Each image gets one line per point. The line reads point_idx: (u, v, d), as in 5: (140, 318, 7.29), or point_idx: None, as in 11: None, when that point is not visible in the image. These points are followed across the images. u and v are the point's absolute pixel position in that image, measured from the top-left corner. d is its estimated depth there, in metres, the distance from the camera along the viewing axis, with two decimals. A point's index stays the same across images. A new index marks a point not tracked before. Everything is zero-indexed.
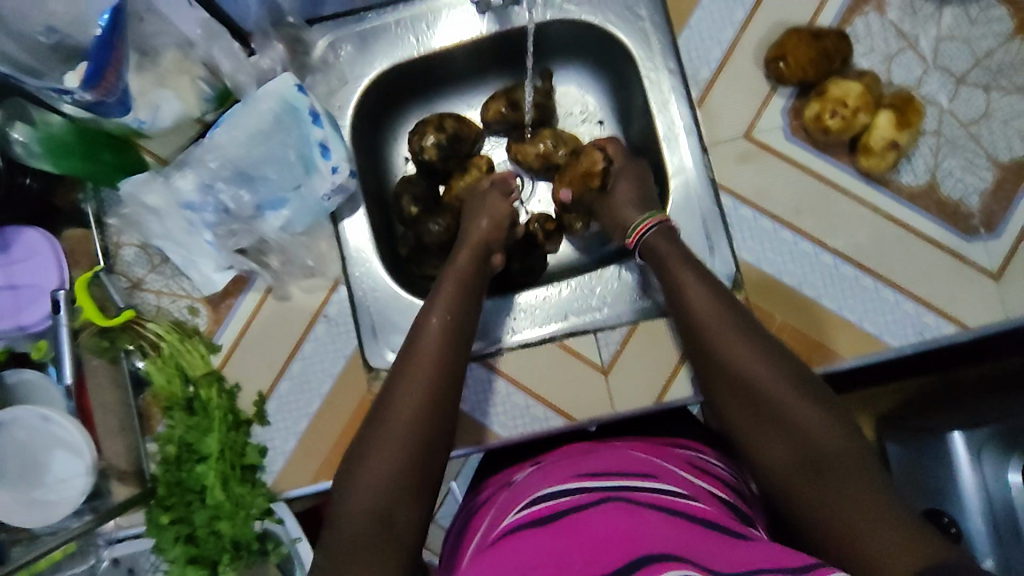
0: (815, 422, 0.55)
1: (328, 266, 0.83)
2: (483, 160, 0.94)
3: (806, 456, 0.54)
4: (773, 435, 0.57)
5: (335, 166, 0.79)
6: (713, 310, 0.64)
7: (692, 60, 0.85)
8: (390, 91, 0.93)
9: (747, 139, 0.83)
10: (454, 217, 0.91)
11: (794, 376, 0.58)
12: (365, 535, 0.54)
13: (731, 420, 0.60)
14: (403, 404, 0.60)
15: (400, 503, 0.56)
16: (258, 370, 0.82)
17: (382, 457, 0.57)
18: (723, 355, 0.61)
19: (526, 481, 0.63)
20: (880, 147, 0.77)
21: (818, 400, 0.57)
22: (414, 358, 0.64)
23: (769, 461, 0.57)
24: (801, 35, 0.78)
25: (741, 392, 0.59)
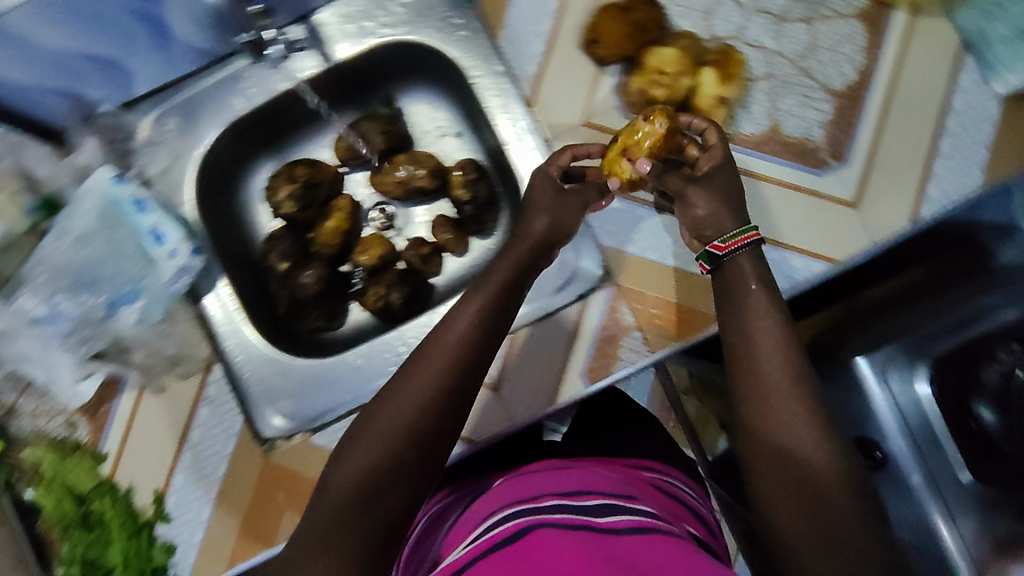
0: (848, 507, 0.48)
1: (196, 350, 0.82)
2: (342, 201, 0.91)
3: (836, 548, 0.46)
4: (806, 516, 0.48)
5: (173, 248, 0.78)
6: (767, 316, 0.56)
7: (517, 57, 0.84)
8: (231, 152, 0.89)
9: (585, 125, 0.83)
10: (325, 265, 0.90)
11: (835, 446, 0.50)
12: (334, 514, 0.48)
13: (758, 485, 0.51)
14: (412, 390, 0.52)
15: (379, 497, 0.49)
16: (150, 469, 0.80)
17: (370, 441, 0.50)
18: (771, 386, 0.52)
19: (488, 498, 0.60)
20: (710, 105, 0.76)
21: (858, 490, 0.49)
22: (435, 350, 0.54)
23: (791, 546, 0.48)
24: (611, 13, 0.77)
25: (783, 455, 0.50)
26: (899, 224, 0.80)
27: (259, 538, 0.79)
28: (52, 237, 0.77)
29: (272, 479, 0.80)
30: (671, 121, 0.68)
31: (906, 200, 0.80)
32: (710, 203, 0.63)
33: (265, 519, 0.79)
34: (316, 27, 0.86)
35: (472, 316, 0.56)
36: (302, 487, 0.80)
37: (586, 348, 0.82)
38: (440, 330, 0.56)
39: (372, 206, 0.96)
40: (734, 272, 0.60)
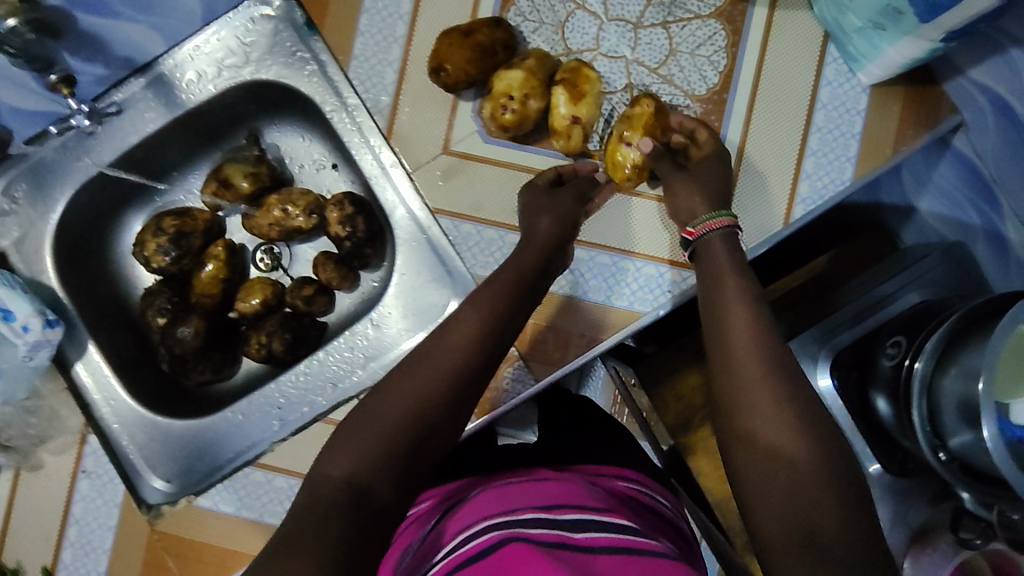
0: (829, 508, 0.47)
1: (69, 422, 0.80)
2: (218, 248, 0.87)
3: (807, 535, 0.47)
4: (783, 499, 0.48)
5: (25, 324, 0.75)
6: (738, 304, 0.58)
7: (371, 88, 0.81)
8: (93, 209, 0.86)
9: (446, 153, 0.81)
10: (204, 318, 0.85)
11: (822, 446, 0.50)
12: (332, 501, 0.48)
13: (739, 472, 0.52)
14: (411, 391, 0.55)
15: (372, 492, 0.50)
16: (37, 545, 0.79)
17: (371, 433, 0.53)
18: (747, 381, 0.53)
19: (468, 507, 0.60)
20: (565, 126, 0.75)
21: (844, 485, 0.48)
22: (436, 357, 0.58)
23: (768, 534, 0.49)
24: (453, 38, 0.75)
25: (759, 441, 0.51)
26: (772, 229, 0.77)
27: None
28: None
29: (160, 545, 0.78)
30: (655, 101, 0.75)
31: (779, 203, 0.77)
32: (689, 188, 0.71)
33: None
34: (159, 76, 0.82)
35: (473, 326, 0.61)
36: (191, 550, 0.78)
37: None
38: (440, 342, 0.59)
39: (257, 248, 0.94)
40: (707, 258, 0.65)
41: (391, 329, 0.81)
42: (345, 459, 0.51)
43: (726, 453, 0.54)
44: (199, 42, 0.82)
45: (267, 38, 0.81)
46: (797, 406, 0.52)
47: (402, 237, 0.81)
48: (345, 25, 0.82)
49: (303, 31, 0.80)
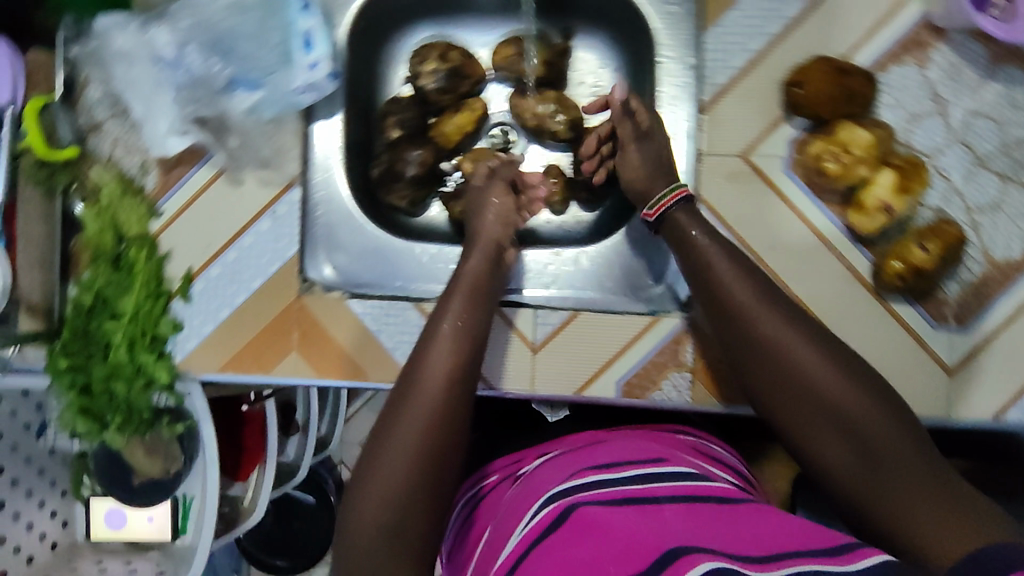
0: (877, 425, 0.57)
1: (286, 165, 0.80)
2: (478, 104, 0.90)
3: (862, 446, 0.57)
4: (827, 432, 0.59)
5: (315, 62, 0.74)
6: (755, 310, 0.64)
7: (714, 62, 0.78)
8: (401, 3, 0.88)
9: (742, 158, 0.78)
10: (434, 153, 0.89)
11: (849, 372, 0.60)
12: (375, 541, 0.59)
13: (778, 417, 0.63)
14: (410, 415, 0.62)
15: (404, 529, 0.59)
16: (194, 248, 0.81)
17: (389, 468, 0.60)
18: (767, 345, 0.63)
19: (537, 479, 0.69)
20: (873, 207, 0.73)
21: (880, 398, 0.59)
22: (421, 386, 0.63)
23: (827, 457, 0.60)
24: (828, 66, 0.73)
25: (792, 389, 0.61)
26: (978, 416, 0.77)
27: (259, 363, 0.81)
28: None
29: (296, 316, 0.81)
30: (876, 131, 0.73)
31: (1000, 398, 0.76)
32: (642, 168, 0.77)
33: (272, 347, 0.81)
34: None
35: (448, 336, 0.66)
36: (318, 338, 0.81)
37: (632, 363, 0.79)
38: (420, 356, 0.66)
39: (493, 124, 0.95)
40: (675, 230, 0.73)
41: (593, 274, 0.84)
42: (369, 506, 0.59)
43: (766, 406, 0.64)
44: None
45: None
46: (815, 340, 0.62)
47: None
48: None
49: None
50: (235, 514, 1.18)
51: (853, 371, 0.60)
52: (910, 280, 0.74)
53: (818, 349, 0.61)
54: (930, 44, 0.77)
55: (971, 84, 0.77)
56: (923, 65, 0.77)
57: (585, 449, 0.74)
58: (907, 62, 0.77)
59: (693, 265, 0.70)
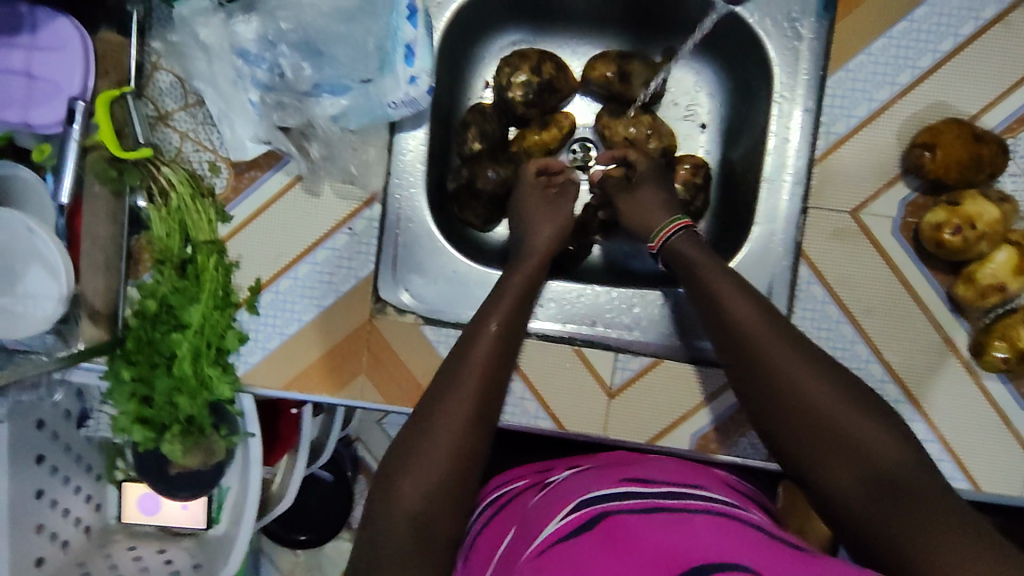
0: (890, 456, 0.55)
1: (370, 179, 0.76)
2: (566, 121, 0.85)
3: (879, 479, 0.54)
4: (841, 464, 0.56)
5: (414, 75, 0.68)
6: (771, 340, 0.61)
7: (833, 108, 0.73)
8: (497, 6, 0.81)
9: (852, 215, 0.74)
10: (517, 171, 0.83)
11: (857, 404, 0.58)
12: (403, 537, 0.54)
13: (787, 450, 0.60)
14: (449, 412, 0.59)
15: (435, 522, 0.56)
16: (264, 257, 0.77)
17: (425, 462, 0.57)
18: (775, 371, 0.60)
19: (563, 488, 0.66)
20: (985, 284, 0.70)
21: (893, 431, 0.57)
22: (463, 372, 0.62)
23: (841, 493, 0.56)
24: (961, 131, 0.68)
25: (802, 420, 0.58)
26: None
27: (323, 384, 0.78)
28: None
29: (367, 338, 0.78)
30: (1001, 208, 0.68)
31: None
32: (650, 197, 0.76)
33: (339, 369, 0.78)
34: None
35: (493, 336, 0.65)
36: (388, 363, 0.78)
37: (711, 416, 0.77)
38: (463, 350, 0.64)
39: (573, 139, 0.90)
40: (676, 259, 0.71)
41: (659, 324, 0.79)
42: (407, 494, 0.56)
43: (774, 440, 0.61)
44: None
45: None
46: (828, 372, 0.60)
47: (748, 250, 0.77)
48: (861, 33, 0.72)
49: (814, 6, 0.74)
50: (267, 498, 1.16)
51: (864, 404, 0.58)
52: (1012, 362, 0.71)
53: (831, 381, 0.59)
54: None
55: None
56: None
57: (616, 466, 0.70)
58: None
59: (700, 286, 0.67)
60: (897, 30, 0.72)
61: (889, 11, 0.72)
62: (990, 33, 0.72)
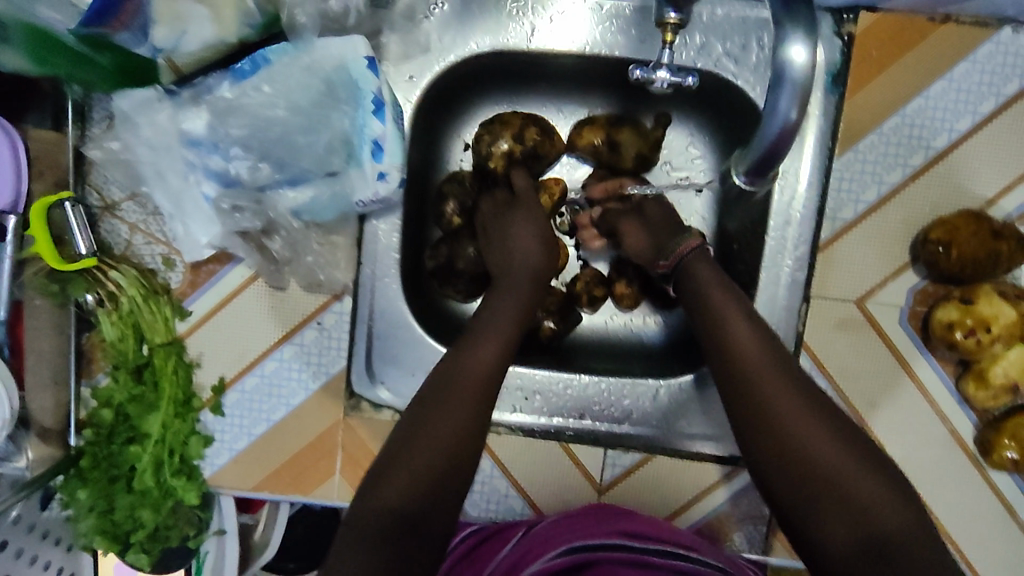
0: (886, 512, 0.51)
1: (338, 276, 0.70)
2: (556, 186, 0.79)
3: (872, 536, 0.51)
4: (833, 516, 0.52)
5: (384, 171, 0.62)
6: (769, 372, 0.58)
7: (838, 193, 0.68)
8: (474, 74, 0.74)
9: (858, 305, 0.69)
10: None
11: (856, 451, 0.54)
12: (385, 534, 0.53)
13: (776, 495, 0.56)
14: (435, 432, 0.58)
15: (417, 527, 0.55)
16: (227, 356, 0.72)
17: (407, 474, 0.56)
18: (773, 406, 0.56)
19: (549, 530, 0.68)
20: (997, 384, 0.66)
21: (894, 486, 0.53)
22: (457, 389, 0.60)
23: (829, 547, 0.52)
24: (979, 226, 0.63)
25: (796, 463, 0.54)
26: None
27: (295, 484, 0.74)
28: (256, 78, 0.61)
29: (340, 436, 0.73)
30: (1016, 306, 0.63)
31: None
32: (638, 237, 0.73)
33: (312, 469, 0.74)
34: (649, 6, 0.68)
35: (496, 347, 0.63)
36: (364, 461, 0.73)
37: (704, 513, 0.74)
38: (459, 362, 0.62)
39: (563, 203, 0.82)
40: (693, 286, 0.64)
41: (655, 414, 0.74)
42: (393, 493, 0.55)
43: (762, 481, 0.56)
44: (716, 4, 0.67)
45: None
46: (827, 411, 0.56)
47: None
48: (869, 114, 0.67)
49: (823, 78, 0.67)
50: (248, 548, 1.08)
51: (861, 451, 0.55)
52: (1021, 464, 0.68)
53: (828, 424, 0.56)
54: None
55: None
56: None
57: (605, 510, 0.71)
58: None
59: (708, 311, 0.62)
60: (911, 108, 0.66)
61: (900, 90, 0.66)
62: (1009, 110, 0.66)
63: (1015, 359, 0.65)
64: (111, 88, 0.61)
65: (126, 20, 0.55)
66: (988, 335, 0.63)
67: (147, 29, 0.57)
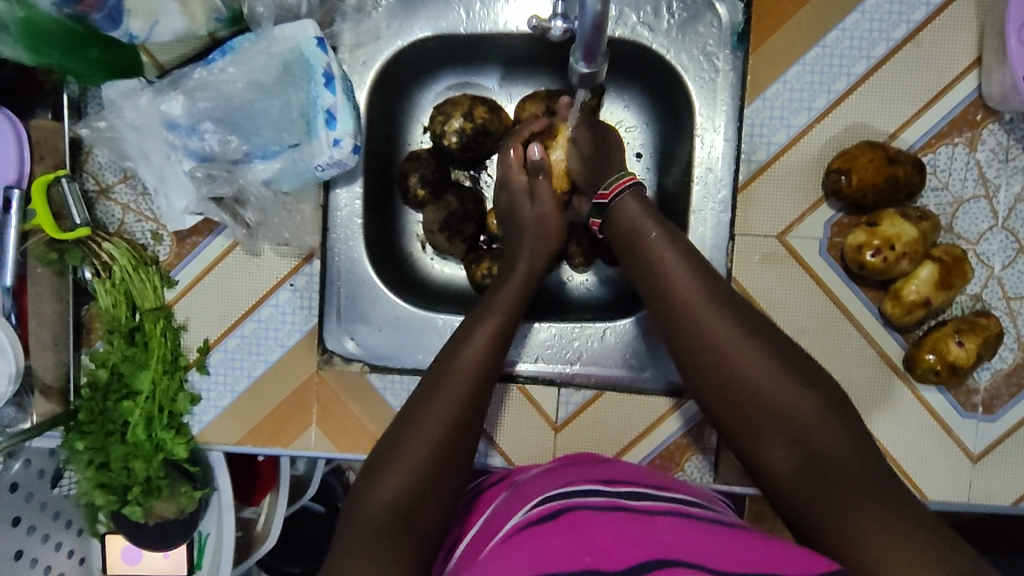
0: (825, 432, 0.54)
1: (304, 238, 0.78)
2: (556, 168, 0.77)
3: (812, 452, 0.54)
4: (778, 445, 0.56)
5: (338, 138, 0.72)
6: (707, 318, 0.59)
7: (753, 136, 0.75)
8: (423, 59, 0.83)
9: (779, 239, 0.75)
10: (461, 203, 0.82)
11: (798, 379, 0.56)
12: (383, 526, 0.55)
13: (726, 426, 0.59)
14: (428, 424, 0.60)
15: (416, 514, 0.56)
16: (210, 319, 0.79)
17: (406, 464, 0.57)
18: (712, 343, 0.58)
19: (526, 485, 0.62)
20: (911, 300, 0.71)
21: (835, 411, 0.56)
22: (446, 384, 0.62)
23: (772, 467, 0.56)
24: (876, 154, 0.70)
25: (737, 393, 0.57)
26: (999, 501, 0.77)
27: (275, 437, 0.80)
28: (222, 62, 0.71)
29: (315, 390, 0.79)
30: (918, 226, 0.70)
31: (1017, 487, 0.77)
32: None
33: (289, 423, 0.79)
34: None
35: (482, 339, 0.65)
36: (338, 413, 0.79)
37: (656, 443, 0.79)
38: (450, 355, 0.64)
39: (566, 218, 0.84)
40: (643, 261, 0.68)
41: (605, 353, 0.81)
42: (389, 484, 0.57)
43: (713, 414, 0.60)
44: None
45: (688, 16, 0.76)
46: (772, 348, 0.58)
47: None
48: (772, 65, 0.73)
49: (729, 38, 0.76)
50: (250, 539, 1.06)
51: (804, 378, 0.57)
52: (944, 375, 0.72)
53: (773, 360, 0.57)
54: (981, 123, 0.73)
55: (1020, 167, 0.73)
56: (973, 146, 0.73)
57: (581, 461, 0.67)
58: (957, 142, 0.73)
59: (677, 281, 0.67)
60: (810, 57, 0.73)
61: (799, 41, 0.73)
62: (901, 53, 0.73)
63: (928, 277, 0.71)
64: (101, 79, 0.72)
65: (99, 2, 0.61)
66: (894, 253, 0.69)
67: (122, 17, 0.64)
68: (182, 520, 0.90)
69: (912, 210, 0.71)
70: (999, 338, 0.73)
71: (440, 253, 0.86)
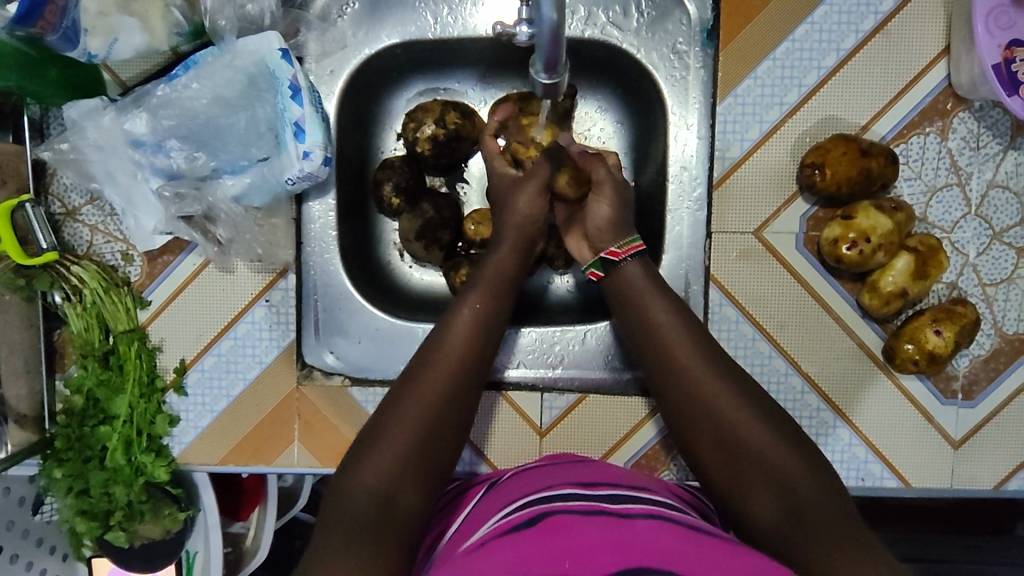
0: (805, 484, 0.55)
1: (278, 253, 0.76)
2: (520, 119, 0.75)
3: (793, 504, 0.54)
4: (761, 494, 0.56)
5: (307, 150, 0.71)
6: (700, 367, 0.61)
7: (726, 133, 0.74)
8: (392, 66, 0.81)
9: (756, 235, 0.75)
10: (437, 210, 0.80)
11: (778, 430, 0.58)
12: (364, 515, 0.53)
13: (712, 480, 0.60)
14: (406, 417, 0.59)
15: (398, 501, 0.55)
16: (186, 339, 0.77)
17: (386, 458, 0.57)
18: (695, 389, 0.60)
19: (503, 487, 0.62)
20: (888, 291, 0.71)
21: (813, 460, 0.57)
22: (428, 382, 0.60)
23: (758, 520, 0.55)
24: (848, 147, 0.70)
25: (726, 445, 0.58)
26: (981, 485, 0.78)
27: (257, 456, 0.79)
28: (186, 77, 0.70)
29: (296, 405, 0.78)
30: (893, 219, 0.70)
31: (998, 471, 0.77)
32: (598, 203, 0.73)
33: (270, 441, 0.78)
34: None
35: (453, 330, 0.64)
36: (321, 429, 0.78)
37: (639, 446, 0.79)
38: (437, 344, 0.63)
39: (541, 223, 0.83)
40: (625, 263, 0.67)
41: (586, 357, 0.81)
42: (369, 470, 0.56)
43: (702, 468, 0.61)
44: None
45: (656, 14, 0.76)
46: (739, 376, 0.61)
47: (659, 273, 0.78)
48: (742, 61, 0.73)
49: (698, 35, 0.75)
50: (239, 555, 1.05)
51: (781, 428, 0.58)
52: (923, 365, 0.73)
53: (752, 404, 0.59)
54: (951, 112, 0.73)
55: (991, 154, 0.73)
56: (944, 135, 0.73)
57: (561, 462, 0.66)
58: (928, 131, 0.73)
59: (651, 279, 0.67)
60: (780, 52, 0.73)
61: (769, 35, 0.73)
62: (870, 44, 0.73)
63: (904, 263, 0.71)
64: (62, 100, 0.70)
65: (53, 21, 0.59)
66: (870, 246, 0.70)
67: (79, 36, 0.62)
68: (168, 540, 0.87)
69: (885, 201, 0.71)
70: (976, 325, 0.73)
71: (419, 261, 0.85)
